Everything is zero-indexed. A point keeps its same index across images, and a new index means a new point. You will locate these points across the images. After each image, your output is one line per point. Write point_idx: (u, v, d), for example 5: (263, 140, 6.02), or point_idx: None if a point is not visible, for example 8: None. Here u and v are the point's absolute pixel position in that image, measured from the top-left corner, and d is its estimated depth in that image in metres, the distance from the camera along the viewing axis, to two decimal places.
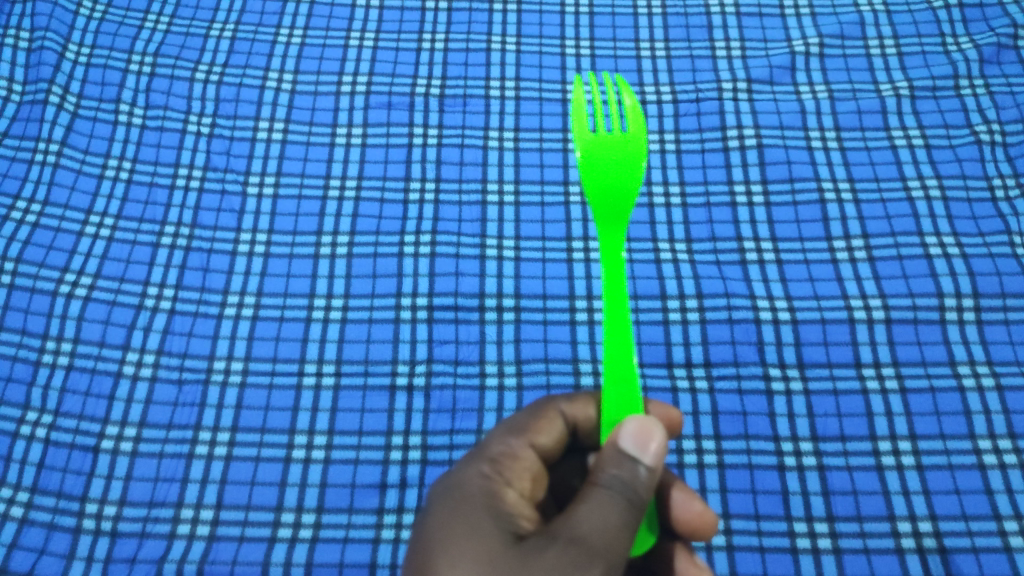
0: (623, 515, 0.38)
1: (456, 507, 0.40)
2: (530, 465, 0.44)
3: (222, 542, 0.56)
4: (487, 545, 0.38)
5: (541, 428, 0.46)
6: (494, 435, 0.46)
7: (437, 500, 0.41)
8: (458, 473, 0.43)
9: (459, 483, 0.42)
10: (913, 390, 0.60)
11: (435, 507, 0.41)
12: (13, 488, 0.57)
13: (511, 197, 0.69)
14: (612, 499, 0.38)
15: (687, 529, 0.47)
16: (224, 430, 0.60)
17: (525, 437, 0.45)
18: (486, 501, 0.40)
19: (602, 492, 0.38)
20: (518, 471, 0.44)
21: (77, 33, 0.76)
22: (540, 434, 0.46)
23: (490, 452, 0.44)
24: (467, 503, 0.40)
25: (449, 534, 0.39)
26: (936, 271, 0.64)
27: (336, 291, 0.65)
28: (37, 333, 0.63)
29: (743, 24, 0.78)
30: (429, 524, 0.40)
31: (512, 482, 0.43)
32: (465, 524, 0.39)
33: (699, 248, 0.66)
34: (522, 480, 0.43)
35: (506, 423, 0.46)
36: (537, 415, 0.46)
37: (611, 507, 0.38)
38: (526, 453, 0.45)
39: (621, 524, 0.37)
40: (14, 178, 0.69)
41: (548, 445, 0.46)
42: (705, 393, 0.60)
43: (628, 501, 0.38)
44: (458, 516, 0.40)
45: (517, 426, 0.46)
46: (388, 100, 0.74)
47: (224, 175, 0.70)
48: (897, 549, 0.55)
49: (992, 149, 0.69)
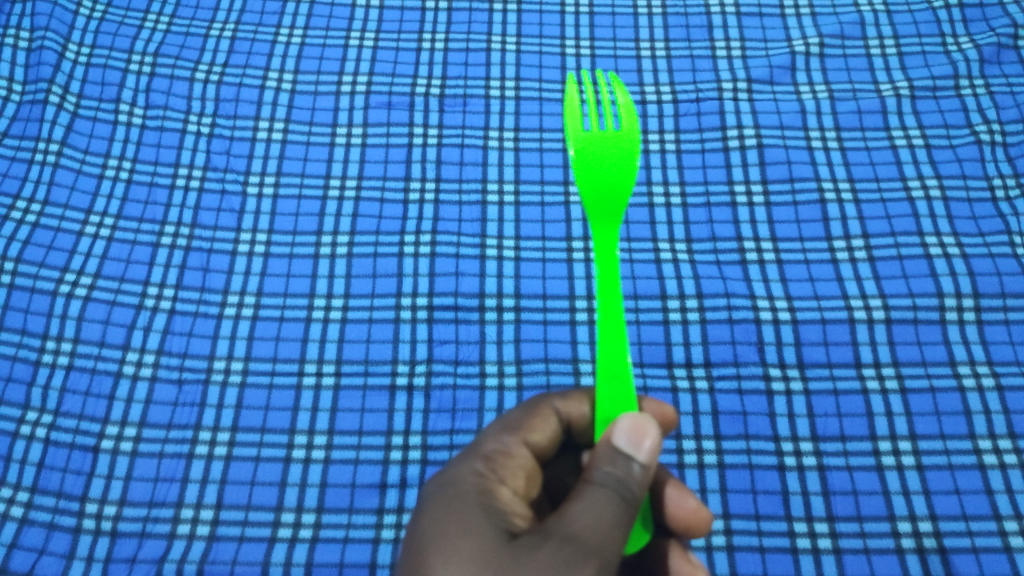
0: (617, 512, 0.38)
1: (449, 504, 0.40)
2: (523, 462, 0.44)
3: (222, 542, 0.56)
4: (481, 543, 0.38)
5: (536, 425, 0.46)
6: (489, 432, 0.46)
7: (430, 497, 0.41)
8: (452, 471, 0.43)
9: (452, 481, 0.42)
10: (914, 390, 0.60)
11: (428, 504, 0.41)
12: (13, 488, 0.57)
13: (511, 197, 0.69)
14: (605, 497, 0.38)
15: (682, 526, 0.47)
16: (224, 430, 0.60)
17: (519, 434, 0.45)
18: (480, 499, 0.40)
19: (597, 489, 0.38)
20: (512, 469, 0.44)
21: (77, 32, 0.76)
22: (535, 431, 0.46)
23: (485, 450, 0.44)
24: (460, 500, 0.40)
25: (443, 531, 0.39)
26: (936, 271, 0.64)
27: (336, 291, 0.65)
28: (37, 332, 0.63)
29: (743, 24, 0.77)
30: (422, 522, 0.40)
31: (506, 480, 0.43)
32: (458, 522, 0.39)
33: (699, 248, 0.66)
34: (515, 479, 0.43)
35: (500, 421, 0.46)
36: (531, 412, 0.46)
37: (605, 505, 0.38)
38: (520, 450, 0.45)
39: (614, 521, 0.38)
40: (14, 177, 0.69)
41: (543, 443, 0.46)
42: (705, 393, 0.60)
43: (622, 499, 0.38)
44: (451, 514, 0.40)
45: (511, 423, 0.46)
46: (388, 100, 0.74)
47: (224, 175, 0.70)
48: (897, 549, 0.55)
49: (993, 149, 0.69)
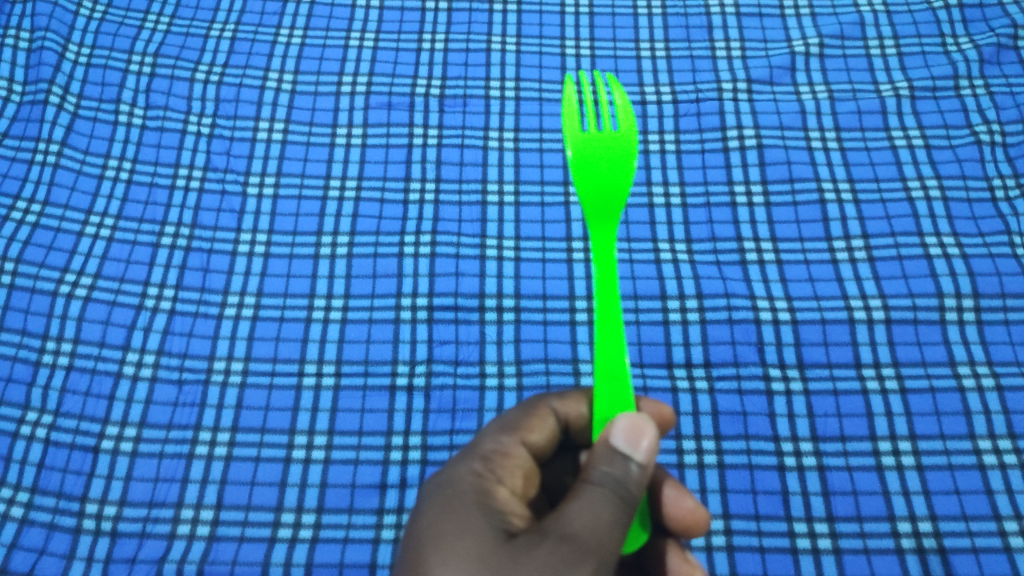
0: (615, 512, 0.38)
1: (447, 504, 0.40)
2: (522, 462, 0.44)
3: (222, 542, 0.56)
4: (479, 543, 0.38)
5: (534, 425, 0.46)
6: (487, 432, 0.46)
7: (428, 498, 0.41)
8: (449, 471, 0.43)
9: (451, 481, 0.42)
10: (913, 390, 0.60)
11: (426, 504, 0.41)
12: (13, 488, 0.57)
13: (511, 197, 0.69)
14: (603, 497, 0.38)
15: (680, 525, 0.47)
16: (224, 430, 0.60)
17: (517, 434, 0.45)
18: (478, 499, 0.40)
19: (595, 489, 0.38)
20: (510, 469, 0.44)
21: (77, 33, 0.76)
22: (533, 431, 0.46)
23: (482, 450, 0.44)
24: (458, 500, 0.40)
25: (440, 532, 0.39)
26: (936, 271, 0.64)
27: (336, 291, 0.65)
28: (37, 333, 0.63)
29: (743, 24, 0.78)
30: (420, 523, 0.40)
31: (504, 480, 0.43)
32: (456, 522, 0.39)
33: (699, 248, 0.66)
34: (513, 478, 0.43)
35: (498, 421, 0.46)
36: (529, 412, 0.46)
37: (602, 505, 0.38)
38: (518, 450, 0.45)
39: (612, 521, 0.38)
40: (14, 178, 0.69)
41: (541, 442, 0.46)
42: (705, 393, 0.61)
43: (620, 498, 0.38)
44: (449, 514, 0.40)
45: (509, 423, 0.46)
46: (388, 100, 0.74)
47: (225, 175, 0.70)
48: (897, 549, 0.55)
49: (993, 149, 0.69)
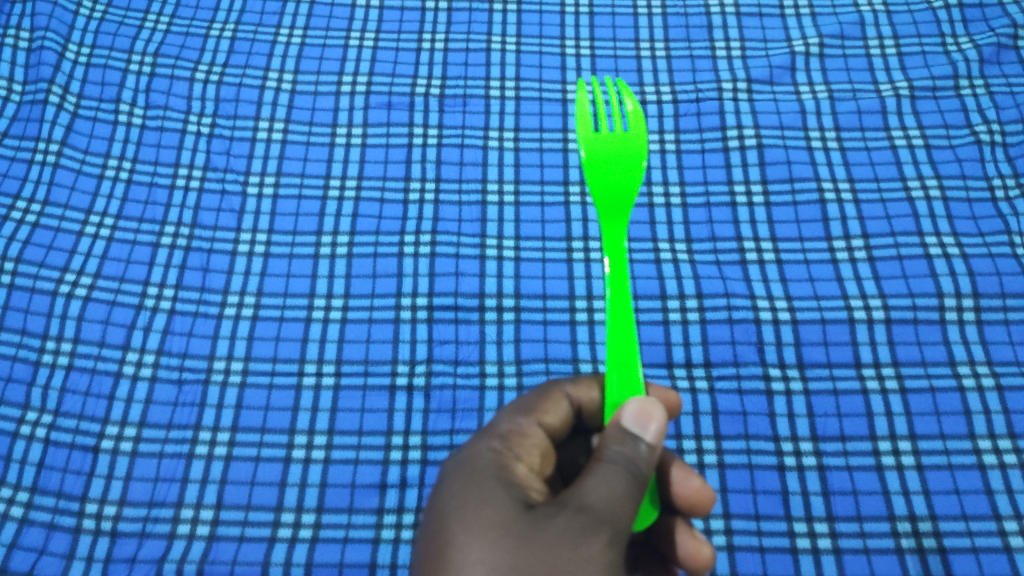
0: (628, 486, 0.38)
1: (469, 478, 0.40)
2: (538, 442, 0.44)
3: (222, 542, 0.56)
4: (501, 512, 0.38)
5: (548, 407, 0.46)
6: (504, 414, 0.46)
7: (450, 473, 0.41)
8: (469, 448, 0.43)
9: (470, 457, 0.42)
10: (914, 390, 0.60)
11: (447, 480, 0.41)
12: (12, 488, 0.57)
13: (511, 197, 0.69)
14: (616, 473, 0.38)
15: (687, 504, 0.47)
16: (224, 430, 0.60)
17: (533, 416, 0.45)
18: (499, 473, 0.41)
19: (608, 466, 0.38)
20: (527, 447, 0.44)
21: (77, 32, 0.76)
22: (547, 413, 0.46)
23: (500, 429, 0.44)
24: (477, 475, 0.40)
25: (462, 504, 0.39)
26: (936, 271, 0.64)
27: (335, 291, 0.65)
28: (37, 333, 0.63)
29: (743, 24, 0.78)
30: (442, 496, 0.40)
31: (521, 457, 0.43)
32: (478, 494, 0.39)
33: (699, 248, 0.66)
34: (531, 456, 0.43)
35: (514, 403, 0.46)
36: (544, 395, 0.46)
37: (616, 480, 0.38)
38: (534, 431, 0.45)
39: (625, 494, 0.38)
40: (14, 177, 0.69)
41: (555, 425, 0.46)
42: (706, 393, 0.60)
43: (632, 475, 0.38)
44: (471, 486, 0.40)
45: (525, 405, 0.46)
46: (388, 100, 0.74)
47: (224, 175, 0.70)
48: (897, 549, 0.55)
49: (992, 149, 0.69)
